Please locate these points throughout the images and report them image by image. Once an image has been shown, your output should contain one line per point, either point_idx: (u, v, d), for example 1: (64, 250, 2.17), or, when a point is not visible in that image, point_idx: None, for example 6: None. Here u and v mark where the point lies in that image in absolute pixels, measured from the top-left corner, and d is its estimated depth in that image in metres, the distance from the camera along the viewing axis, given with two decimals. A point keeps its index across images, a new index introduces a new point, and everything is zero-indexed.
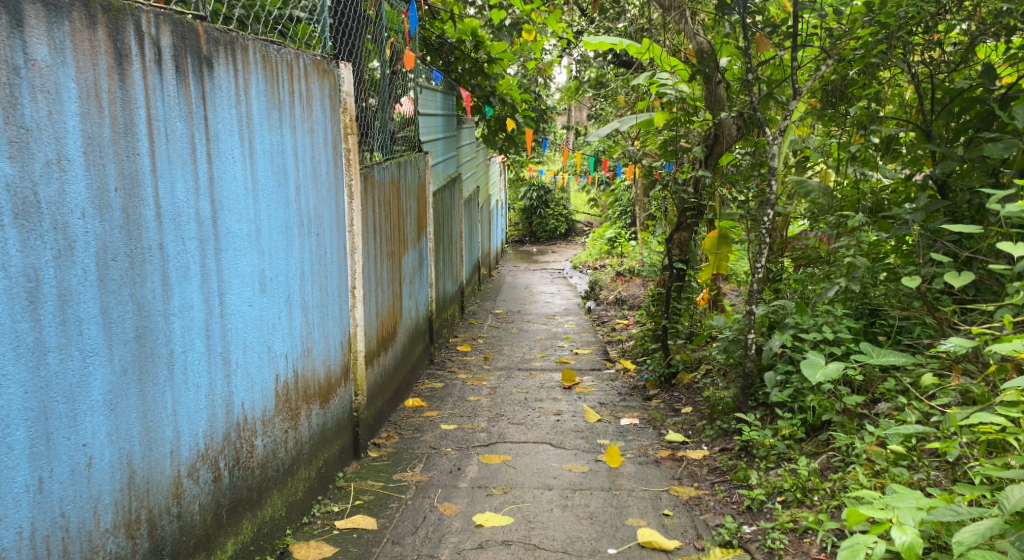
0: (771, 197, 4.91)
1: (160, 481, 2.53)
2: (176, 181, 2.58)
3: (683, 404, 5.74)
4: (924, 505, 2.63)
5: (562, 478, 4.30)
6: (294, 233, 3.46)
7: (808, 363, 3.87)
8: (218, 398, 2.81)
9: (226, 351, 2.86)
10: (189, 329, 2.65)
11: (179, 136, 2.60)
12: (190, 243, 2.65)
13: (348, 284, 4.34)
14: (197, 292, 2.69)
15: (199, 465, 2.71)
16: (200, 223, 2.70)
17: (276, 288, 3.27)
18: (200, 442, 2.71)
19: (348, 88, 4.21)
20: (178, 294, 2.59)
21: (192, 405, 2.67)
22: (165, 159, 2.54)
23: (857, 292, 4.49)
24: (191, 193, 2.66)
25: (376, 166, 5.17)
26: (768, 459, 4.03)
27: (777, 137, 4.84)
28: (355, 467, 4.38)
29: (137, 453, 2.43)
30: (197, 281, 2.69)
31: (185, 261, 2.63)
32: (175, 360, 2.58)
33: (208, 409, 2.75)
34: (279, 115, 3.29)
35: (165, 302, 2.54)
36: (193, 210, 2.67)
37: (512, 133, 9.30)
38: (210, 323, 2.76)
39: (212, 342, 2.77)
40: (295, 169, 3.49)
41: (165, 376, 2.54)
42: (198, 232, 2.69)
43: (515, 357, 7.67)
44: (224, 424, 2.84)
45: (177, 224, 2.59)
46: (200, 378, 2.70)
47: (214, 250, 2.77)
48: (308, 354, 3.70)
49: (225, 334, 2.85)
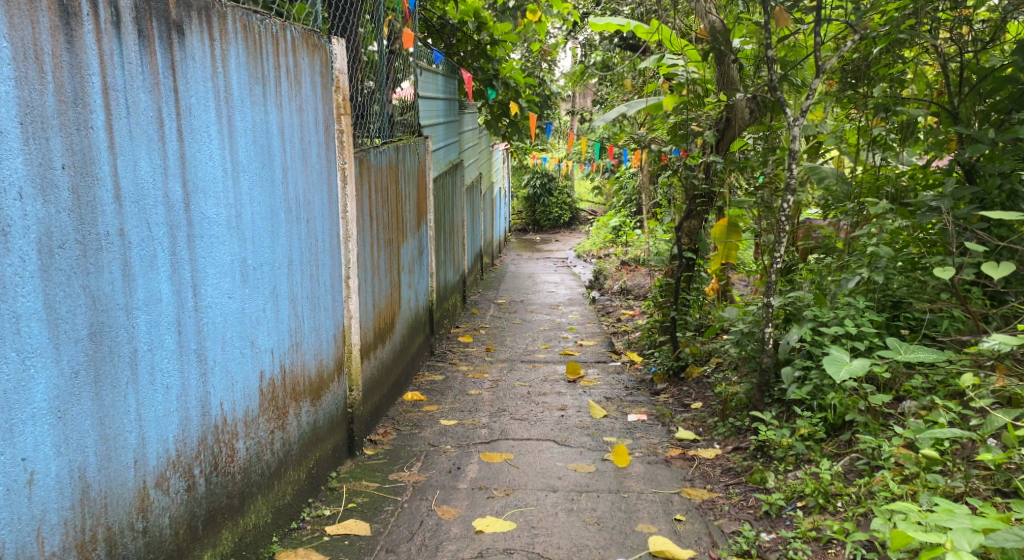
0: (790, 182, 4.68)
1: (121, 495, 2.30)
2: (139, 159, 2.34)
3: (693, 399, 5.53)
4: (981, 528, 2.37)
5: (567, 479, 4.07)
6: (280, 219, 3.23)
7: (831, 360, 3.63)
8: (194, 399, 2.59)
9: (202, 347, 2.63)
10: (157, 324, 2.42)
11: (143, 110, 2.36)
12: (157, 228, 2.41)
13: (342, 273, 4.10)
14: (165, 283, 2.45)
15: (169, 474, 2.48)
16: (169, 207, 2.46)
17: (260, 279, 3.03)
18: (170, 448, 2.48)
19: (342, 64, 3.97)
20: (142, 285, 2.36)
21: (160, 409, 2.44)
22: (125, 135, 2.30)
23: (880, 283, 4.26)
24: (158, 173, 2.42)
25: (374, 150, 4.94)
26: (786, 460, 3.81)
27: (798, 118, 4.59)
28: (349, 466, 4.16)
29: (92, 465, 2.20)
30: (165, 271, 2.45)
31: (152, 249, 2.40)
32: (139, 359, 2.35)
33: (180, 412, 2.52)
34: (263, 90, 3.04)
35: (126, 295, 2.30)
36: (161, 191, 2.43)
37: (515, 118, 9.15)
38: (183, 317, 2.53)
39: (184, 338, 2.53)
40: (282, 150, 3.25)
41: (127, 377, 2.30)
42: (167, 217, 2.45)
43: (518, 348, 7.43)
44: (199, 428, 2.62)
45: (141, 207, 2.35)
46: (170, 378, 2.47)
47: (187, 238, 2.54)
48: (298, 349, 3.47)
49: (200, 330, 2.62)
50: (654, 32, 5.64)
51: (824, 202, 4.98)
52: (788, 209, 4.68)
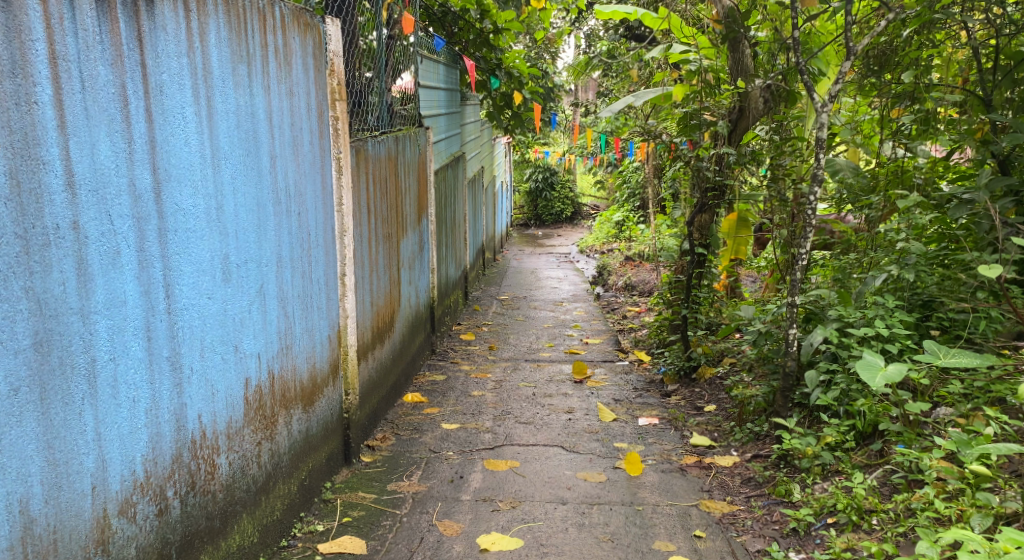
0: (818, 174, 4.25)
1: (75, 526, 2.05)
2: (97, 142, 2.08)
3: (706, 401, 5.27)
4: None
5: (577, 490, 3.82)
6: (267, 212, 2.97)
7: (865, 365, 3.34)
8: (167, 412, 2.33)
9: (176, 354, 2.37)
10: (122, 330, 2.17)
11: (102, 86, 2.10)
12: (121, 221, 2.16)
13: (337, 269, 3.84)
14: (132, 283, 2.19)
15: (136, 499, 2.23)
16: (135, 197, 2.20)
17: (245, 277, 2.77)
18: (138, 470, 2.23)
19: (335, 46, 3.71)
20: (102, 285, 2.10)
21: (125, 425, 2.18)
22: (79, 115, 2.04)
23: (911, 280, 3.99)
24: (122, 159, 2.16)
25: (371, 139, 4.68)
26: (813, 472, 3.56)
27: (826, 102, 4.21)
28: (345, 475, 3.91)
29: (36, 495, 1.95)
30: (131, 270, 2.19)
31: (115, 244, 2.14)
32: (98, 370, 2.10)
33: (150, 428, 2.27)
34: (248, 70, 2.78)
35: (81, 298, 2.05)
36: (126, 179, 2.18)
37: (518, 110, 8.88)
38: (153, 321, 2.27)
39: (154, 344, 2.28)
40: (269, 137, 2.99)
41: (82, 391, 2.05)
42: (133, 209, 2.19)
43: (522, 346, 7.17)
44: (173, 444, 2.36)
45: (101, 196, 2.10)
46: (138, 389, 2.22)
47: (158, 233, 2.28)
48: (288, 353, 3.21)
49: (174, 335, 2.36)
50: (661, 21, 5.44)
51: (837, 198, 4.84)
52: (815, 204, 4.25)
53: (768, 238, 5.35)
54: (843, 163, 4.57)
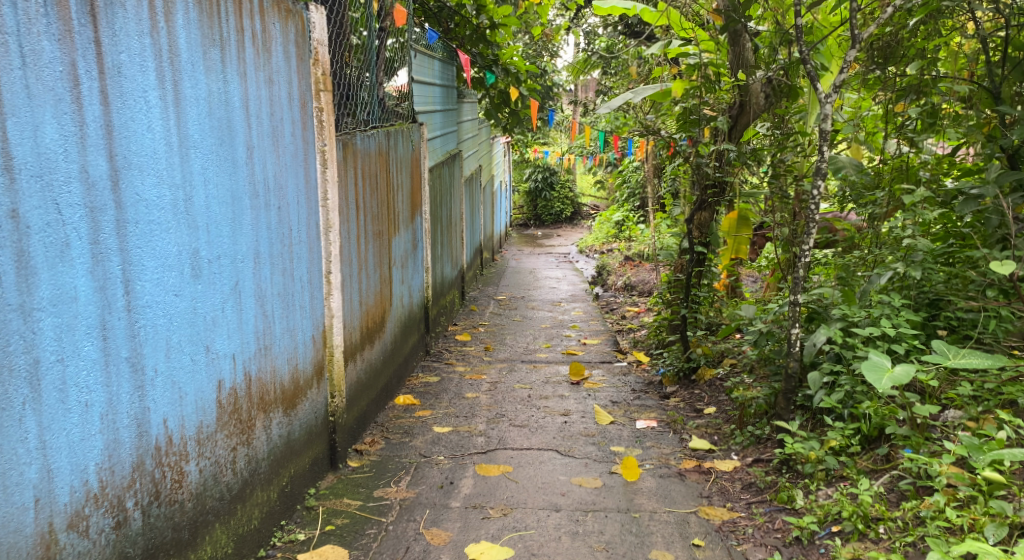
0: (821, 168, 4.09)
1: (18, 542, 1.93)
2: (41, 125, 1.97)
3: (706, 404, 5.12)
4: None
5: (571, 496, 3.67)
6: (243, 205, 2.83)
7: (870, 366, 3.19)
8: (127, 417, 2.21)
9: (137, 355, 2.24)
10: (71, 328, 2.05)
11: (48, 63, 1.98)
12: (70, 210, 2.04)
13: (322, 267, 3.70)
14: (84, 277, 2.08)
15: (88, 511, 2.11)
16: (87, 184, 2.09)
17: (218, 274, 2.63)
18: (92, 480, 2.11)
19: (320, 35, 3.58)
20: (47, 281, 1.99)
21: (75, 431, 2.06)
22: (21, 95, 1.93)
23: (917, 278, 3.85)
24: (72, 143, 2.05)
25: (360, 133, 4.53)
26: (816, 478, 3.41)
27: (830, 93, 4.06)
28: (330, 481, 3.77)
29: None
30: (83, 263, 2.08)
31: (63, 235, 2.03)
32: (42, 372, 1.98)
33: (105, 434, 2.14)
34: (221, 55, 2.65)
35: (23, 293, 1.94)
36: (77, 164, 2.06)
37: (515, 108, 8.72)
38: (109, 319, 2.15)
39: (110, 344, 2.15)
40: (245, 126, 2.86)
41: (24, 395, 1.94)
42: (85, 198, 2.08)
43: (518, 347, 7.03)
44: (133, 452, 2.23)
45: (45, 182, 1.98)
46: (91, 391, 2.10)
47: (115, 224, 2.16)
48: (267, 354, 3.07)
49: (134, 334, 2.23)
50: (660, 16, 5.23)
51: (839, 195, 4.70)
52: (819, 198, 4.11)
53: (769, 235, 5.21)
54: (845, 160, 4.38)
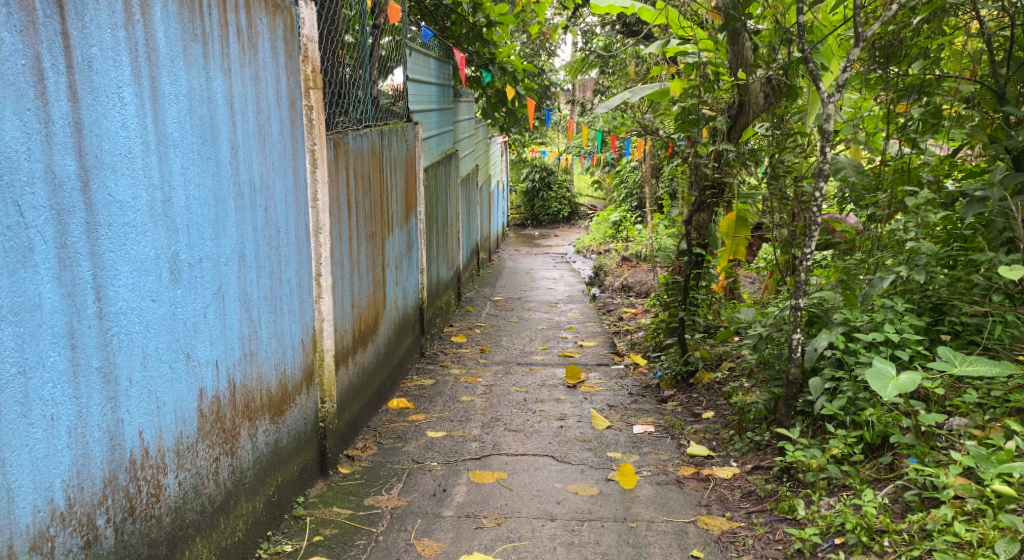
0: (823, 168, 4.00)
1: None
2: (3, 124, 1.89)
3: (704, 408, 5.03)
4: None
5: (567, 505, 3.58)
6: (227, 206, 2.75)
7: (874, 374, 3.09)
8: (97, 430, 2.14)
9: (108, 365, 2.17)
10: (35, 337, 1.98)
11: (11, 58, 1.90)
12: (35, 212, 1.97)
13: (312, 269, 3.61)
14: (49, 283, 2.01)
15: (54, 530, 2.04)
16: (54, 185, 2.01)
17: (200, 278, 2.55)
18: (58, 497, 2.04)
19: (309, 31, 3.48)
20: (8, 287, 1.92)
21: (39, 447, 1.99)
22: None
23: (921, 282, 3.75)
24: (38, 143, 1.97)
25: (352, 132, 4.43)
26: (818, 487, 3.32)
27: (833, 92, 3.97)
28: (320, 489, 3.67)
29: None
30: (49, 269, 2.00)
31: (26, 239, 1.95)
32: (3, 384, 1.91)
33: (73, 449, 2.07)
34: (203, 51, 2.57)
35: None
36: (44, 164, 1.99)
37: (512, 107, 8.65)
38: (77, 328, 2.08)
39: (79, 354, 2.08)
40: (230, 124, 2.77)
41: None
42: (51, 200, 2.00)
43: (515, 349, 6.93)
44: (105, 466, 2.17)
45: (7, 184, 1.91)
46: (57, 403, 2.02)
47: (84, 227, 2.09)
48: (252, 360, 2.97)
49: (106, 343, 2.16)
50: (660, 15, 5.08)
51: (840, 196, 4.60)
52: (821, 199, 4.02)
53: (769, 237, 5.11)
54: (845, 160, 4.31)
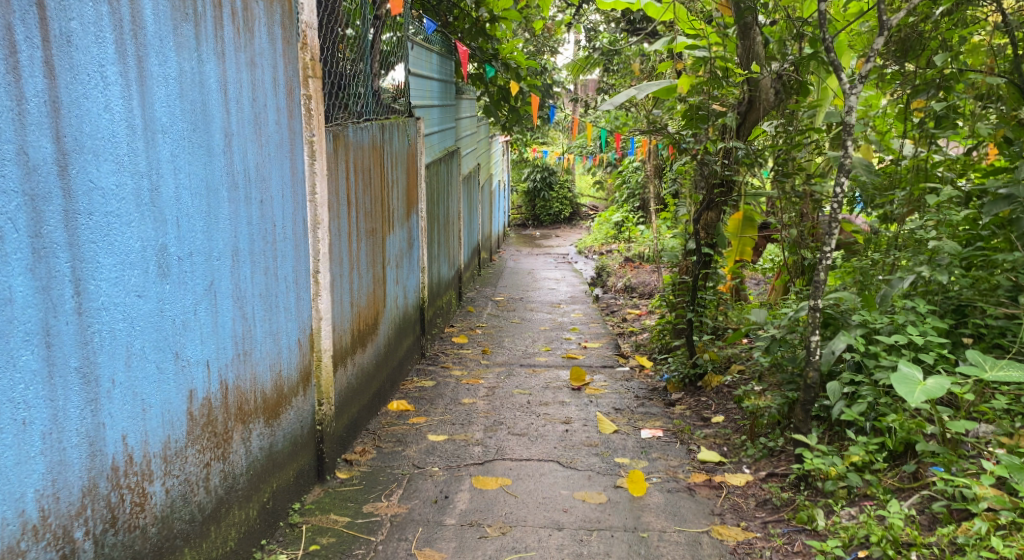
0: (845, 163, 3.75)
1: None
2: None
3: (713, 411, 4.88)
4: None
5: (575, 513, 3.44)
6: (220, 197, 2.60)
7: (901, 379, 2.95)
8: (75, 435, 2.00)
9: (88, 365, 2.02)
10: (4, 333, 1.83)
11: None
12: (5, 196, 1.83)
13: (309, 266, 3.46)
14: (21, 276, 1.87)
15: (26, 544, 1.90)
16: (27, 169, 1.87)
17: (190, 273, 2.41)
18: (29, 507, 1.90)
19: (308, 17, 3.33)
20: None
21: (9, 453, 1.85)
22: None
23: (944, 282, 3.60)
24: (8, 122, 1.83)
25: (352, 125, 4.28)
26: (838, 496, 3.18)
27: (855, 84, 3.73)
28: (317, 494, 3.53)
29: None
30: (21, 260, 1.86)
31: None
32: None
33: (48, 456, 1.93)
34: (195, 30, 2.42)
35: None
36: (16, 146, 1.85)
37: (514, 104, 8.49)
38: (53, 324, 1.94)
39: (55, 353, 1.94)
40: (224, 110, 2.62)
41: None
42: (23, 184, 1.86)
43: (517, 350, 6.78)
44: (83, 474, 2.03)
45: None
46: (29, 405, 1.88)
47: (61, 215, 1.95)
48: (246, 360, 2.83)
49: (85, 341, 2.01)
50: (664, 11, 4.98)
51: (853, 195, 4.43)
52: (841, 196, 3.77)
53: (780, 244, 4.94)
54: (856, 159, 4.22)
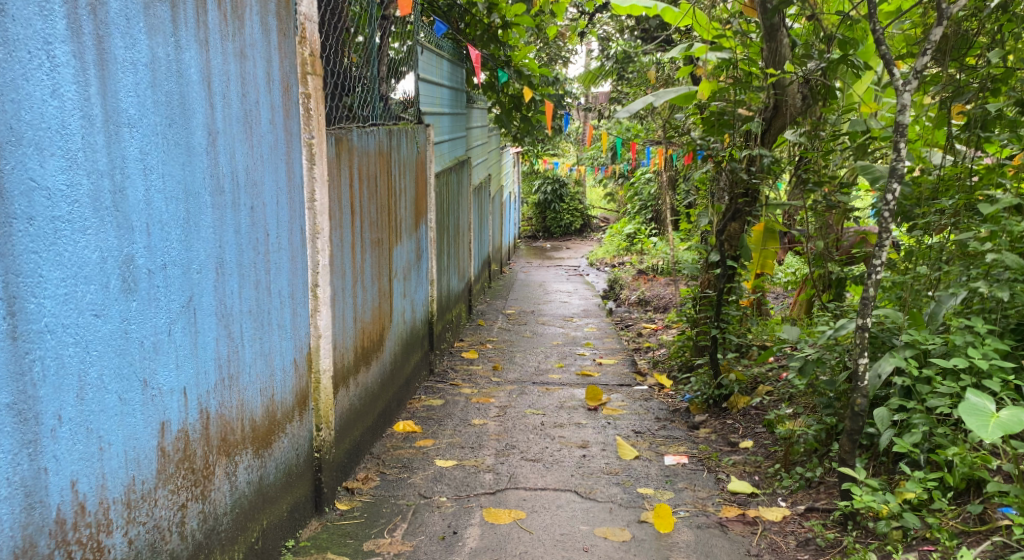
0: (897, 167, 3.24)
1: None
2: None
3: (741, 435, 4.55)
4: None
5: (596, 554, 3.12)
6: (203, 202, 2.30)
7: (970, 411, 2.67)
8: (7, 484, 1.71)
9: (24, 398, 1.73)
10: None
11: None
12: None
13: (308, 279, 3.15)
14: None
15: None
16: None
17: (162, 288, 2.11)
18: None
19: (307, 8, 3.03)
20: None
21: None
22: None
23: (1004, 300, 3.24)
24: None
25: (356, 128, 3.97)
26: (892, 538, 2.86)
27: (908, 78, 3.24)
28: (314, 529, 3.23)
29: None
30: None
31: None
32: None
33: None
34: (172, 11, 2.13)
35: None
36: None
37: (526, 113, 8.18)
38: None
39: None
40: (207, 103, 2.32)
41: None
42: None
43: (529, 367, 6.45)
44: (19, 529, 1.74)
45: None
46: None
47: None
48: (233, 385, 2.52)
49: (19, 370, 1.73)
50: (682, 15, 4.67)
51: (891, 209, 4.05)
52: (894, 205, 3.25)
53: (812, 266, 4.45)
54: (879, 169, 3.90)
